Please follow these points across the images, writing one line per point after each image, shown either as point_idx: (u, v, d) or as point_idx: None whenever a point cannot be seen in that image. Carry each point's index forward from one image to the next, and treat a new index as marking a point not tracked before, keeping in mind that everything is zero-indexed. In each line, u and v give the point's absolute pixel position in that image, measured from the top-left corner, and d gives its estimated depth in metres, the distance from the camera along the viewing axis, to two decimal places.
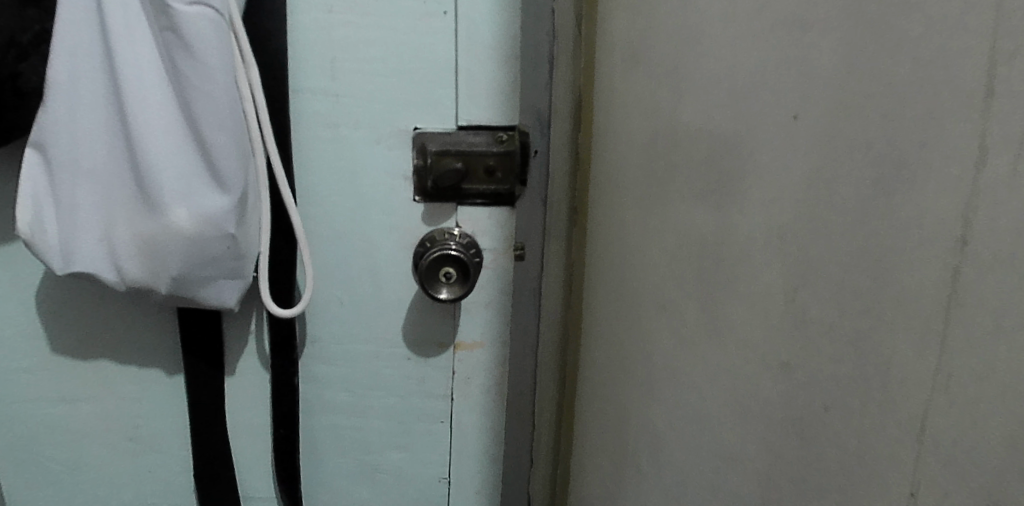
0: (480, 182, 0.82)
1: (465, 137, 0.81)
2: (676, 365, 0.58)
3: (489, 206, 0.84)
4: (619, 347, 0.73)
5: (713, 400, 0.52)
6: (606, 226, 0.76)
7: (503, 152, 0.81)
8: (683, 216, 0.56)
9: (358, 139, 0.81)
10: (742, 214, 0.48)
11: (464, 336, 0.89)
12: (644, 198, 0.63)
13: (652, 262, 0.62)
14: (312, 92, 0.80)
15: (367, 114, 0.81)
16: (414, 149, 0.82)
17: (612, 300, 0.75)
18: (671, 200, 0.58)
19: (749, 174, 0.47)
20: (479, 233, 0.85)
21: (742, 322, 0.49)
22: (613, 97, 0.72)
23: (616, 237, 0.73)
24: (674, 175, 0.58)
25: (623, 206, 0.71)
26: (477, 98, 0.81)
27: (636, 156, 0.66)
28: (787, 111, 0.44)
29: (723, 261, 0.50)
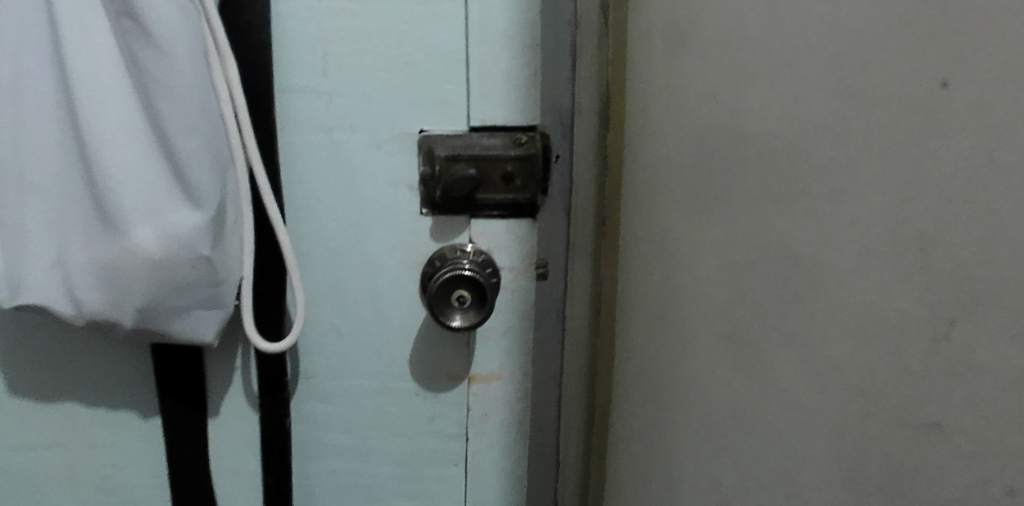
0: (497, 191, 0.71)
1: (478, 140, 0.70)
2: (750, 411, 0.47)
3: (506, 218, 0.73)
4: (666, 381, 0.63)
5: (807, 459, 0.41)
6: (648, 241, 0.65)
7: (523, 156, 0.70)
8: (749, 225, 0.46)
9: (356, 145, 0.71)
10: (844, 216, 0.37)
11: (480, 367, 0.78)
12: (708, 206, 0.52)
13: (711, 282, 0.52)
14: (301, 92, 0.69)
15: (365, 116, 0.70)
16: (420, 154, 0.71)
17: (657, 326, 0.64)
18: (741, 206, 0.47)
19: (867, 166, 0.36)
20: (495, 250, 0.74)
21: (851, 365, 0.37)
22: (657, 88, 0.61)
23: (661, 252, 0.62)
24: (743, 175, 0.47)
25: (670, 215, 0.60)
26: (492, 95, 0.70)
27: (691, 155, 0.55)
28: (930, 77, 0.33)
29: (827, 283, 0.39)
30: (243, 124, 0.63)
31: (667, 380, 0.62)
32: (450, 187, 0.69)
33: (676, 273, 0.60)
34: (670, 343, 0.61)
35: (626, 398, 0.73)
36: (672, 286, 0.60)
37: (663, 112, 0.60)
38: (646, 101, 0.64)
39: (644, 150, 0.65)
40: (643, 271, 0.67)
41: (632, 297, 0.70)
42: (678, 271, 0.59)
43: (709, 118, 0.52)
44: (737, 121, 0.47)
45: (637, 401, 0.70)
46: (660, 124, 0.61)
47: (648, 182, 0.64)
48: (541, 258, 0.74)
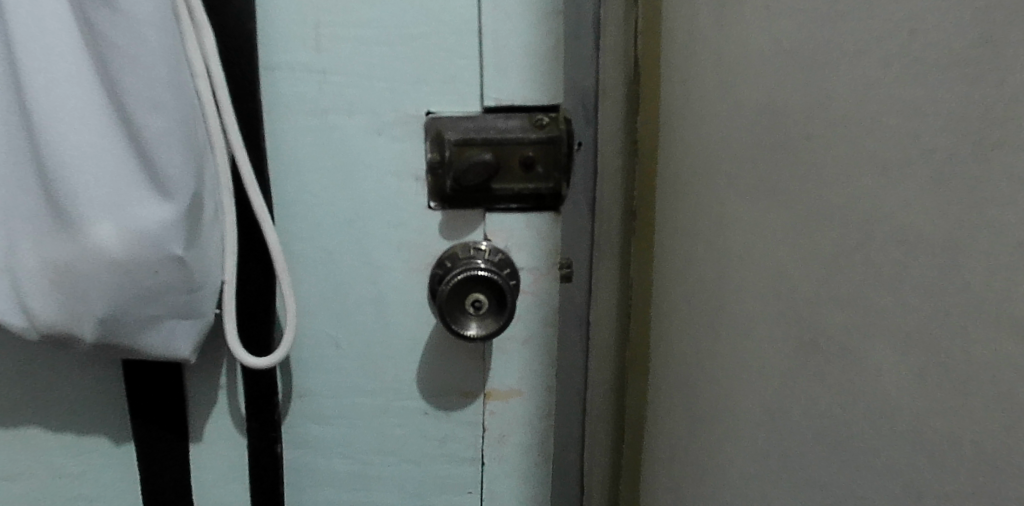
0: (516, 180, 0.62)
1: (494, 122, 0.61)
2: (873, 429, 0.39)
3: (526, 211, 0.64)
4: (737, 392, 0.55)
5: (963, 478, 0.34)
6: (710, 231, 0.58)
7: (545, 140, 0.62)
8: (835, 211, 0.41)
9: (353, 130, 0.62)
10: None
11: (497, 382, 0.69)
12: (800, 183, 0.44)
13: (788, 272, 0.46)
14: (290, 69, 0.60)
15: (363, 97, 0.61)
16: (428, 139, 0.62)
17: (725, 330, 0.56)
18: (845, 178, 0.40)
19: None
20: (514, 248, 0.65)
21: None
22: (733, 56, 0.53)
23: (726, 244, 0.55)
24: (802, 159, 0.44)
25: (741, 204, 0.52)
26: (510, 71, 0.61)
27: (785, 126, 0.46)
28: None
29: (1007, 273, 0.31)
30: (220, 101, 0.55)
31: (737, 392, 0.55)
32: (463, 175, 0.60)
33: (750, 268, 0.51)
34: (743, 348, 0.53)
35: (678, 414, 0.65)
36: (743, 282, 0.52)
37: (735, 83, 0.53)
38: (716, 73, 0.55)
39: (706, 130, 0.57)
40: (702, 268, 0.59)
41: (688, 297, 0.62)
42: (751, 263, 0.51)
43: (809, 81, 0.44)
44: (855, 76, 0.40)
45: (694, 412, 0.63)
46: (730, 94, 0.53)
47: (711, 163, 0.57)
48: (564, 258, 0.66)
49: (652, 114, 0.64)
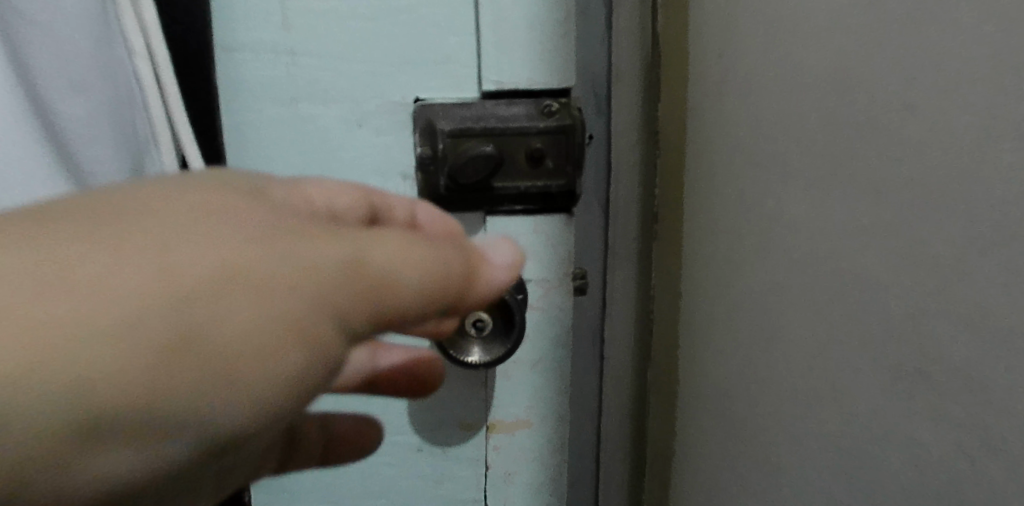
0: (521, 176, 0.53)
1: (494, 110, 0.52)
2: None
3: (533, 213, 0.55)
4: (811, 411, 0.47)
5: None
6: (770, 229, 0.50)
7: (555, 129, 0.52)
8: (972, 206, 0.34)
9: (328, 122, 0.52)
10: None
11: (502, 413, 0.59)
12: (919, 165, 0.37)
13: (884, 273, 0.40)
14: (250, 50, 0.51)
15: (339, 82, 0.52)
16: (417, 130, 0.53)
17: (794, 343, 0.48)
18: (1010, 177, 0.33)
19: None
20: (520, 257, 0.56)
21: None
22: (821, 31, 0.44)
23: (796, 242, 0.47)
24: (912, 141, 0.38)
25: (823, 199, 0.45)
26: (512, 49, 0.52)
27: (912, 112, 0.38)
28: None
29: None
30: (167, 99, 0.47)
31: (813, 412, 0.47)
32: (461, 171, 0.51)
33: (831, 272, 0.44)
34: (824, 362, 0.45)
35: (728, 438, 0.57)
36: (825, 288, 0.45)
37: (812, 60, 0.45)
38: (799, 54, 0.46)
39: (767, 114, 0.49)
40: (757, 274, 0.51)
41: None
42: (836, 262, 0.44)
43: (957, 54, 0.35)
44: (1005, 40, 0.32)
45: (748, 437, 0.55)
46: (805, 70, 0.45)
47: (772, 153, 0.49)
48: (579, 268, 0.57)
49: (677, 93, 0.58)
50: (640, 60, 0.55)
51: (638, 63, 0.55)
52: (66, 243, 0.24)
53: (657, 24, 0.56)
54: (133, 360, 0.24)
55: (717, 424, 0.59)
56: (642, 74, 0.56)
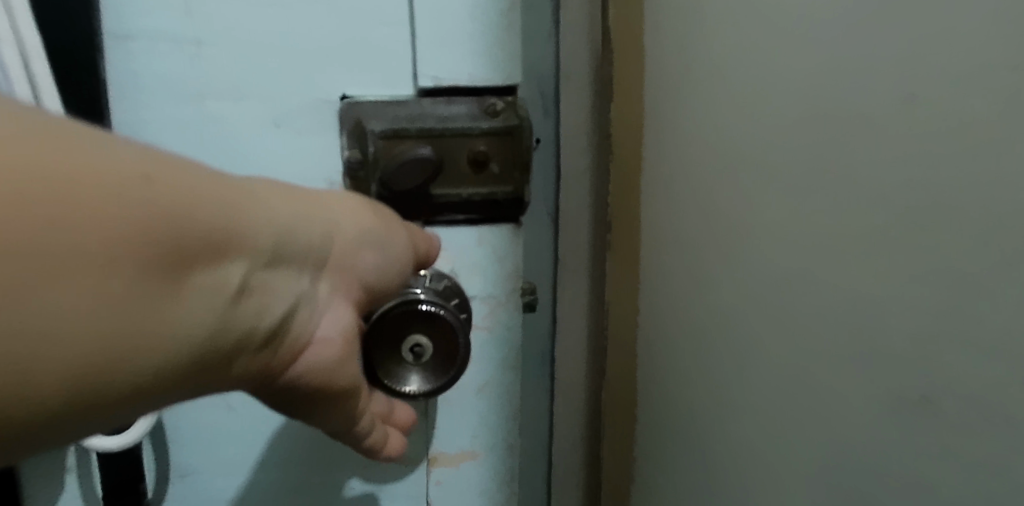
0: (464, 182, 0.47)
1: (432, 109, 0.47)
2: None
3: (477, 224, 0.49)
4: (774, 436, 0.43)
5: None
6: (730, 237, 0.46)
7: (500, 130, 0.46)
8: (968, 214, 0.29)
9: (241, 121, 0.46)
10: None
11: (444, 444, 0.54)
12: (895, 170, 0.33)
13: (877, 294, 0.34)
14: (149, 38, 0.44)
15: (255, 76, 0.46)
16: (346, 131, 0.47)
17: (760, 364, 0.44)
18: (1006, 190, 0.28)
19: None
20: (463, 272, 0.50)
21: None
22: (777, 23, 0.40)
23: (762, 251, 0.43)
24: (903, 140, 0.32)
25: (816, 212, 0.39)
26: (449, 40, 0.46)
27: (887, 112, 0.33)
28: None
29: None
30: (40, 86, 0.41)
31: (782, 446, 0.42)
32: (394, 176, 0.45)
33: (805, 286, 0.39)
34: (794, 389, 0.41)
35: (683, 474, 0.52)
36: (797, 303, 0.40)
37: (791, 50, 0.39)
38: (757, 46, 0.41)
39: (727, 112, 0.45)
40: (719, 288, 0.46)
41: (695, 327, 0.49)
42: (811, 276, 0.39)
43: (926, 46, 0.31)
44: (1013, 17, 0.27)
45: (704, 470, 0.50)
46: (775, 60, 0.40)
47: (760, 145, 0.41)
48: (527, 281, 0.52)
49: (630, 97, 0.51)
50: (593, 63, 0.50)
51: (590, 67, 0.50)
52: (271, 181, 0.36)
53: (608, 22, 0.49)
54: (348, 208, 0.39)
55: (676, 463, 0.53)
56: (595, 73, 0.50)
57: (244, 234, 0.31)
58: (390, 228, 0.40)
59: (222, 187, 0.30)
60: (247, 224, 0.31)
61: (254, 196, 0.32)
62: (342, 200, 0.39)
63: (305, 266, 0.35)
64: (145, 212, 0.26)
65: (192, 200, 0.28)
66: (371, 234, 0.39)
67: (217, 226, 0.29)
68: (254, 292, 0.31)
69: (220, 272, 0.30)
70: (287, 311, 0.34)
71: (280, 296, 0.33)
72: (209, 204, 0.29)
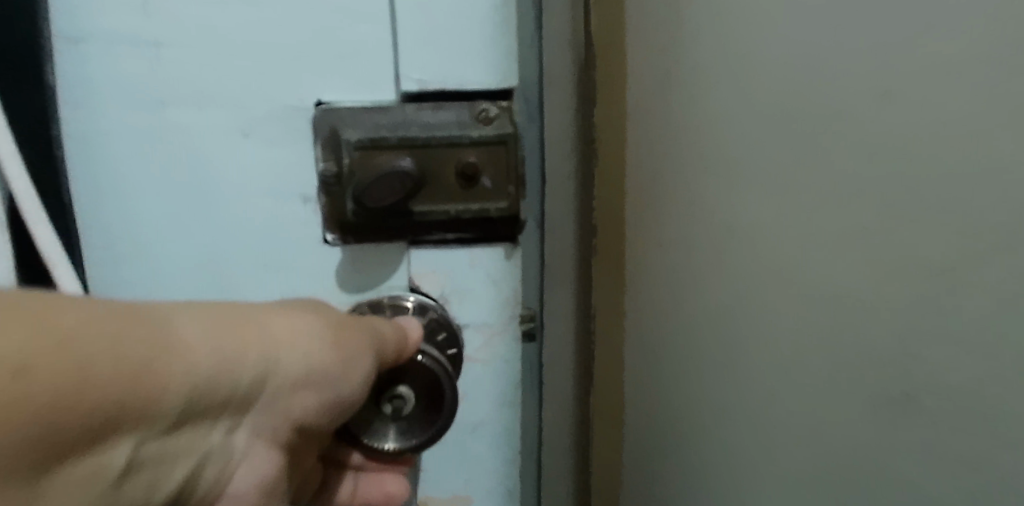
0: (450, 199, 0.41)
1: (416, 116, 0.42)
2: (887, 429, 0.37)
3: (469, 245, 0.44)
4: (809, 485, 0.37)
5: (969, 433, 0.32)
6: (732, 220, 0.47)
7: (491, 139, 0.41)
8: None
9: (224, 283, 0.44)
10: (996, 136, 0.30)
11: (434, 488, 0.48)
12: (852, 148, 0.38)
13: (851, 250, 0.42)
14: (95, 205, 0.42)
15: (208, 181, 0.42)
16: (321, 141, 0.42)
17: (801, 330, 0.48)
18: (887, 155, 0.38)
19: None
20: (455, 298, 0.44)
21: None
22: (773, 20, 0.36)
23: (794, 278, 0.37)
24: None
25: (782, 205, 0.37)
26: (436, 40, 0.41)
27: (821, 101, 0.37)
28: None
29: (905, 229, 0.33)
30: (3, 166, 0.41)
31: None
32: (367, 191, 0.39)
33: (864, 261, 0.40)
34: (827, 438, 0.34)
35: None
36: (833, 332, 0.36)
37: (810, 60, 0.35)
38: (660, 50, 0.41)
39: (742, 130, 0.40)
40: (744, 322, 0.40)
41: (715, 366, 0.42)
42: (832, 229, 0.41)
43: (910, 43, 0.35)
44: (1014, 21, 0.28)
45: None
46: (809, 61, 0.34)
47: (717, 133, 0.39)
48: (528, 307, 0.45)
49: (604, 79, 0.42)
50: None
51: None
52: (201, 310, 0.31)
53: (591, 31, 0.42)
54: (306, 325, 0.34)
55: None
56: None
57: (141, 405, 0.28)
58: (350, 359, 0.35)
59: (123, 359, 0.27)
60: (148, 392, 0.28)
61: (168, 355, 0.28)
62: (305, 319, 0.34)
63: (217, 420, 0.31)
64: (20, 416, 0.24)
65: (58, 395, 0.25)
66: (319, 374, 0.34)
67: (105, 409, 0.27)
68: (142, 465, 0.29)
69: (104, 457, 0.27)
70: (187, 472, 0.31)
71: (177, 463, 0.31)
72: (98, 363, 0.26)
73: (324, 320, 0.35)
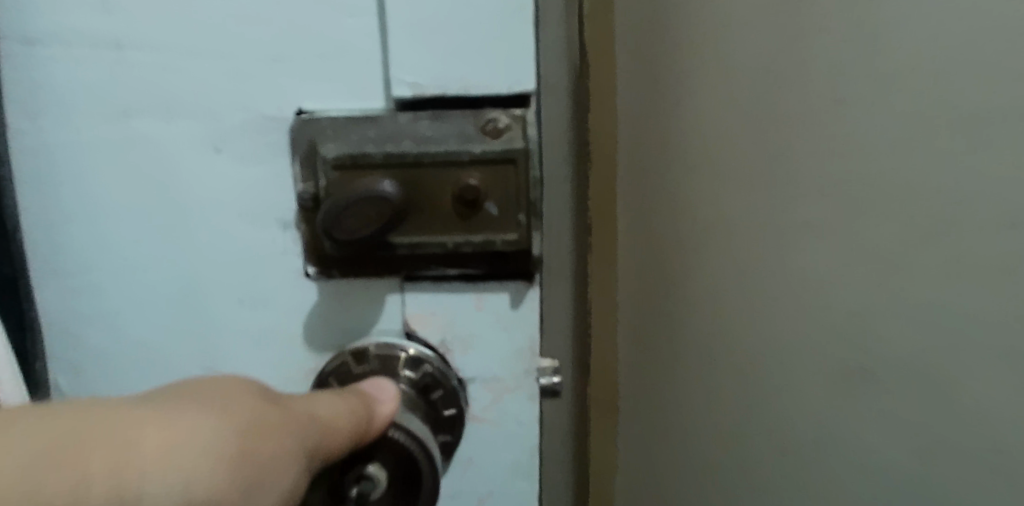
0: (448, 229, 0.34)
1: (411, 128, 0.35)
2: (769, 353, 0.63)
3: (474, 284, 0.36)
4: None
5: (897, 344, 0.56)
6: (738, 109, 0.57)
7: (498, 157, 0.34)
8: None
9: (192, 325, 0.38)
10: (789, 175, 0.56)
11: None
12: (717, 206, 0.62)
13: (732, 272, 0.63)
14: (48, 241, 0.37)
15: (170, 215, 0.37)
16: (301, 158, 0.35)
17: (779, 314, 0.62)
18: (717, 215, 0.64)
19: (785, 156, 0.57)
20: (458, 347, 0.37)
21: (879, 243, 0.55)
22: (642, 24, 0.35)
23: None
24: None
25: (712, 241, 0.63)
26: (434, 36, 0.34)
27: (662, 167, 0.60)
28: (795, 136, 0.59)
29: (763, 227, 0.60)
30: None
31: None
32: (338, 218, 0.31)
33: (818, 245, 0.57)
34: None
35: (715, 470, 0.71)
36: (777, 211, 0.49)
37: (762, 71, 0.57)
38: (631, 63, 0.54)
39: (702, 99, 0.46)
40: None
41: None
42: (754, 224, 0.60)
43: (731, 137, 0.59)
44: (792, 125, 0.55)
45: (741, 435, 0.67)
46: None
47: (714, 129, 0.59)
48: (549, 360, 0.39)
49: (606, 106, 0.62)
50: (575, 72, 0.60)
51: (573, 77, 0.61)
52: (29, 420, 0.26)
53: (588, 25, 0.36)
54: (186, 425, 0.28)
55: None
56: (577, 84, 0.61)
57: None
58: (255, 462, 0.29)
59: None
60: None
61: None
62: (197, 423, 0.28)
63: None
64: None
65: None
66: (207, 489, 0.27)
67: None
68: None
69: None
70: None
71: None
72: None
73: (221, 417, 0.29)
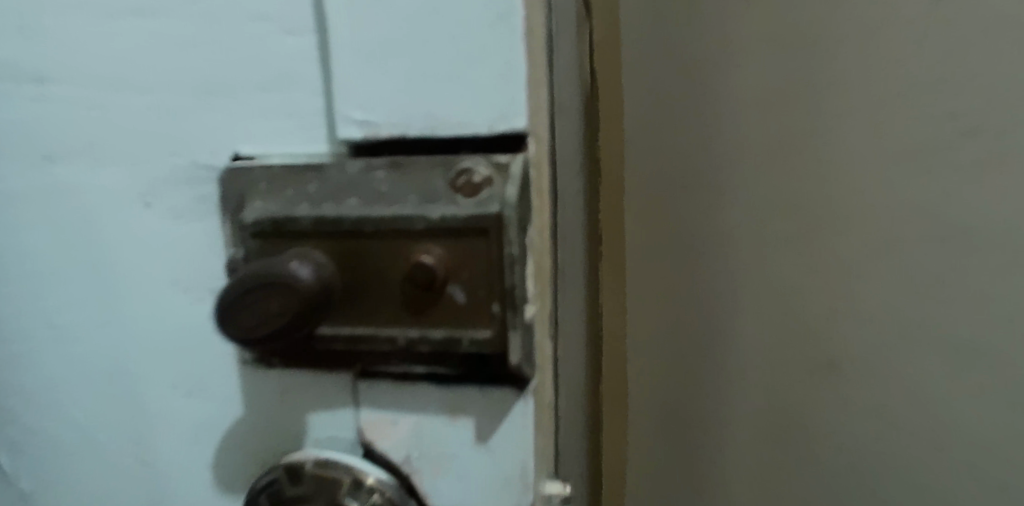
0: (394, 321, 0.25)
1: (361, 181, 0.26)
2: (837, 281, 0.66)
3: (445, 388, 0.27)
4: None
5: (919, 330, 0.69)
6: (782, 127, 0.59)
7: (461, 225, 0.24)
8: None
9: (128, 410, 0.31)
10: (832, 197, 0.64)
11: None
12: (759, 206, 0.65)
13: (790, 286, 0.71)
14: None
15: (100, 280, 0.30)
16: (234, 215, 0.28)
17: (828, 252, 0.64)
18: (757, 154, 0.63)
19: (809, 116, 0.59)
20: (427, 469, 0.28)
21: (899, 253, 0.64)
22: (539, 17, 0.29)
23: None
24: None
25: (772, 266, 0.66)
26: (389, 58, 0.25)
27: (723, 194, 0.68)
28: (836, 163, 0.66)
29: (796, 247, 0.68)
30: None
31: None
32: (230, 312, 0.24)
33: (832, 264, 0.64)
34: None
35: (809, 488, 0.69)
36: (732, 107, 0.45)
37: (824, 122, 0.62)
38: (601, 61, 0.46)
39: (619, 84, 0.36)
40: None
41: None
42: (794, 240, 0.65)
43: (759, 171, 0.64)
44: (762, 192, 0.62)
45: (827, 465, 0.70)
46: None
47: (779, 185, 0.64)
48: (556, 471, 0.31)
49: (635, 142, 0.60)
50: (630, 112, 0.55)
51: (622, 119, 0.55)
52: None
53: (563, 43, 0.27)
54: None
55: None
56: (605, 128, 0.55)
57: None
58: None
59: None
60: None
61: None
62: None
63: None
64: None
65: None
66: None
67: None
68: None
69: None
70: None
71: None
72: None
73: None
